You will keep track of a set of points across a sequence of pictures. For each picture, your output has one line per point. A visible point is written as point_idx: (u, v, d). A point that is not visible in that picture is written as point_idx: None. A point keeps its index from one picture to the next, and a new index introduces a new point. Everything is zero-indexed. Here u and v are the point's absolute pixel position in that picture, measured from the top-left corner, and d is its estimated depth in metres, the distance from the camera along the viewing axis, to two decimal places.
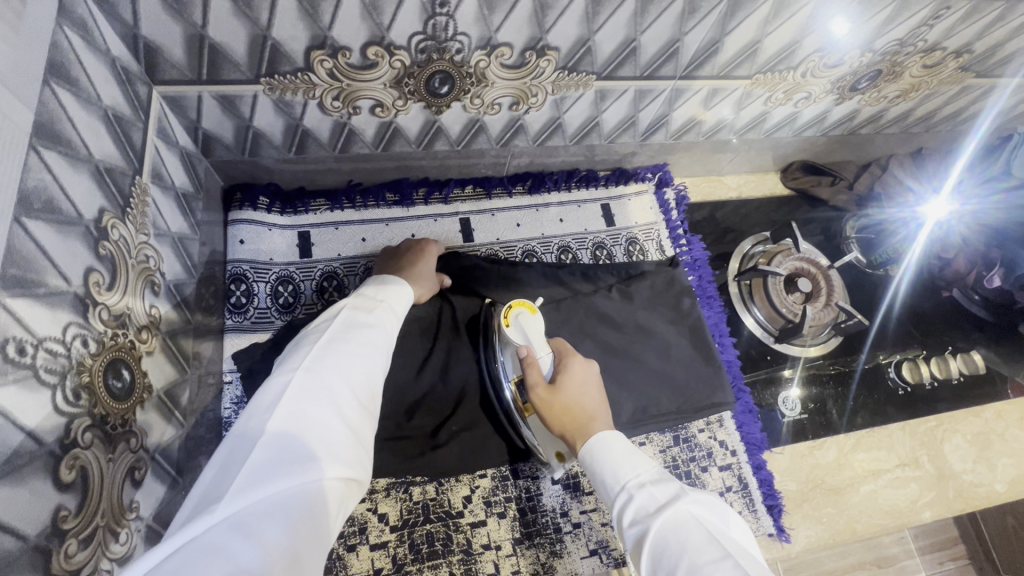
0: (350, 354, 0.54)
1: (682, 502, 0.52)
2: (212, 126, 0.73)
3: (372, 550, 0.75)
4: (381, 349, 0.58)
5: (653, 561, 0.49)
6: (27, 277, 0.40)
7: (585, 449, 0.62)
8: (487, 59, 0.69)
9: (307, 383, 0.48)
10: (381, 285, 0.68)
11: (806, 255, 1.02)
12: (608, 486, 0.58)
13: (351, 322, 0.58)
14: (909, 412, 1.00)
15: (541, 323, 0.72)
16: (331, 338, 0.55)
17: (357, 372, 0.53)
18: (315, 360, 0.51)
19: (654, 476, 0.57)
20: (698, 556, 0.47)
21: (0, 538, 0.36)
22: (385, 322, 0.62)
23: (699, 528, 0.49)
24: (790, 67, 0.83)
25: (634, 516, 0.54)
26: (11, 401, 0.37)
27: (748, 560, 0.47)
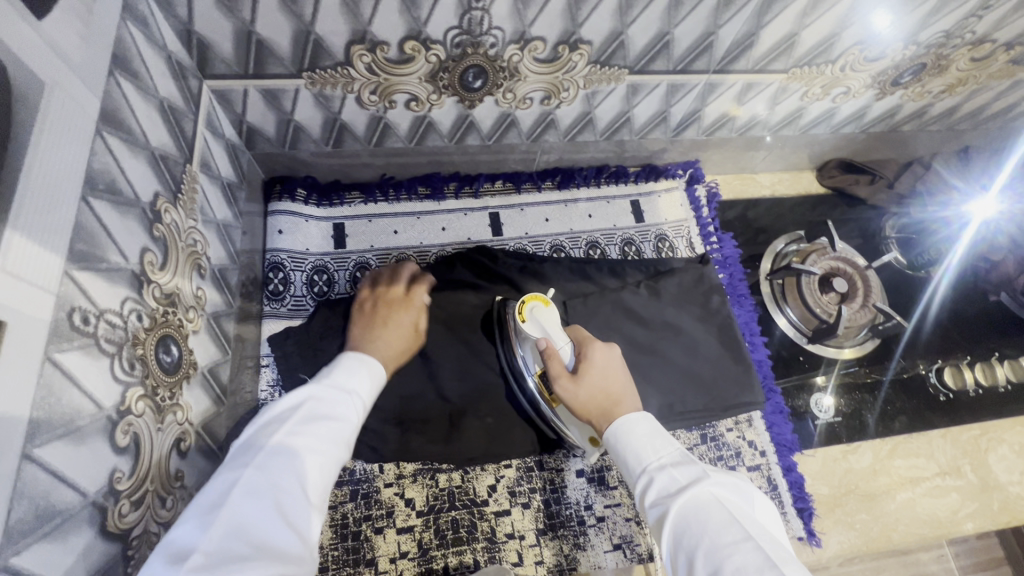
0: (307, 448, 0.49)
1: (704, 483, 0.52)
2: (256, 119, 0.77)
3: (398, 533, 0.76)
4: (344, 441, 0.54)
5: (674, 540, 0.50)
6: (91, 252, 0.43)
7: (610, 429, 0.61)
8: (520, 53, 0.70)
9: (255, 485, 0.45)
10: (353, 356, 0.62)
11: (841, 253, 1.00)
12: (631, 467, 0.58)
13: (317, 403, 0.53)
14: (951, 419, 0.96)
15: (555, 313, 0.71)
16: (288, 424, 0.50)
17: (313, 462, 0.49)
18: (266, 455, 0.47)
19: (676, 458, 0.57)
20: (720, 535, 0.47)
21: (64, 492, 0.38)
22: (355, 407, 0.57)
23: (721, 509, 0.49)
24: (828, 61, 0.81)
25: (655, 497, 0.54)
26: (75, 365, 0.40)
27: (769, 542, 0.47)
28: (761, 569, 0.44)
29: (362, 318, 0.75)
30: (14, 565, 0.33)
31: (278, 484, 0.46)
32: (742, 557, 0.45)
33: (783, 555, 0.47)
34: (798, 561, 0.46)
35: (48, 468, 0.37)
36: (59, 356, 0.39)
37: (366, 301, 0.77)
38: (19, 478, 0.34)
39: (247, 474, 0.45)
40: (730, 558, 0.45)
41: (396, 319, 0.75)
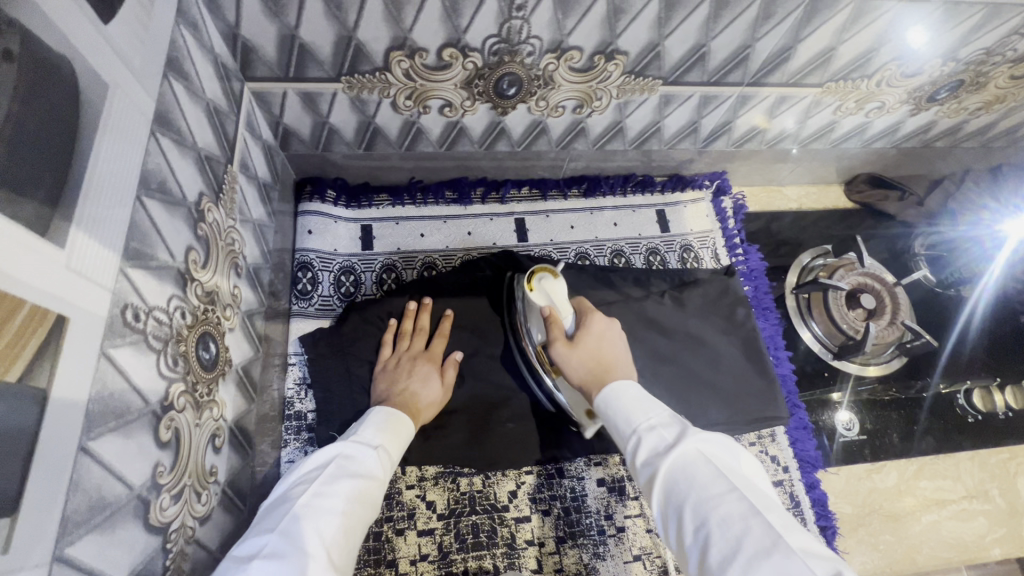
0: (333, 509, 0.51)
1: (690, 439, 0.52)
2: (292, 121, 0.78)
3: (419, 535, 0.77)
4: (369, 503, 0.55)
5: (664, 498, 0.51)
6: (143, 251, 0.44)
7: (600, 397, 0.62)
8: (556, 63, 0.71)
9: (281, 546, 0.45)
10: (380, 416, 0.65)
11: (869, 269, 0.99)
12: (620, 430, 0.58)
13: (344, 465, 0.56)
14: (979, 441, 0.95)
15: (562, 284, 0.72)
16: (315, 488, 0.52)
17: (337, 527, 0.50)
18: (293, 517, 0.49)
19: (664, 418, 0.57)
20: (704, 489, 0.48)
21: (113, 485, 0.39)
22: (381, 470, 0.59)
23: (707, 464, 0.50)
24: (864, 76, 0.81)
25: (645, 456, 0.54)
26: (127, 360, 0.41)
27: (755, 490, 0.48)
28: (746, 517, 0.45)
29: (388, 375, 0.75)
30: (67, 555, 0.34)
31: (303, 544, 0.46)
32: (727, 507, 0.46)
33: (768, 502, 0.48)
34: (779, 505, 0.48)
35: (101, 462, 0.38)
36: (113, 352, 0.40)
37: (389, 358, 0.77)
38: (75, 470, 0.35)
39: (274, 536, 0.47)
40: (715, 509, 0.46)
41: (422, 375, 0.74)
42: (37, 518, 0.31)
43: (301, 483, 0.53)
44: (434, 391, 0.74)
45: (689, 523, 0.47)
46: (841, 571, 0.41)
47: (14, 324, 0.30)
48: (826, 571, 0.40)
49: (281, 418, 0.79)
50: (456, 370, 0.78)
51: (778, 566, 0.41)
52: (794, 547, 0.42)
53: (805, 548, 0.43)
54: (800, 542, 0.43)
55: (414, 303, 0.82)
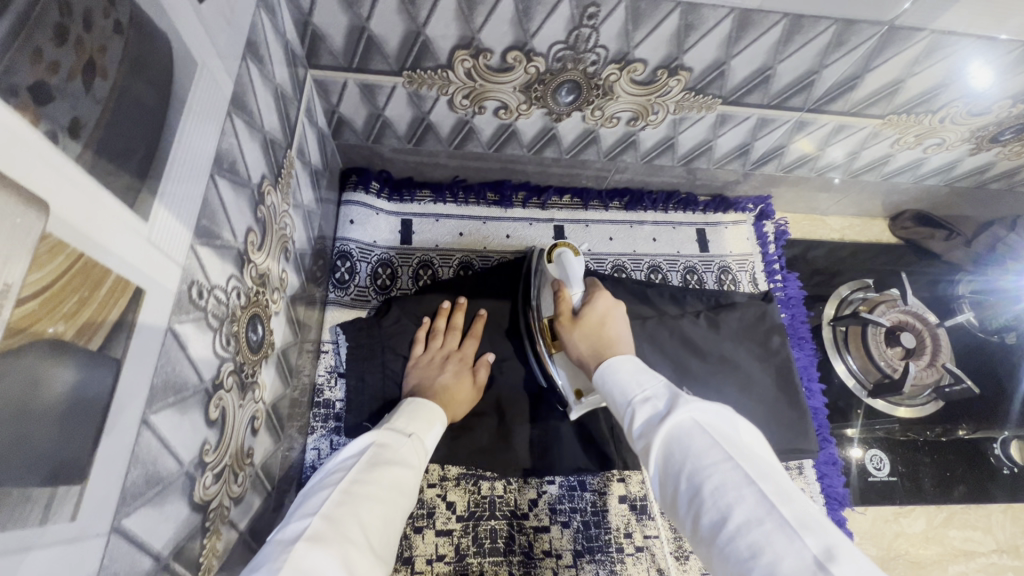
0: (372, 496, 0.51)
1: (683, 407, 0.49)
2: (347, 111, 0.78)
3: (437, 535, 0.76)
4: (404, 492, 0.55)
5: (659, 466, 0.49)
6: (211, 229, 0.44)
7: (599, 371, 0.60)
8: (619, 73, 0.70)
9: (323, 530, 0.45)
10: (411, 407, 0.65)
11: (912, 307, 0.97)
12: (617, 400, 0.56)
13: (380, 454, 0.56)
14: (1014, 495, 0.91)
15: (580, 259, 0.72)
16: (354, 476, 0.52)
17: (376, 516, 0.50)
18: (334, 503, 0.49)
19: (659, 387, 0.54)
20: (701, 459, 0.46)
21: (166, 460, 0.39)
22: (414, 458, 0.59)
23: (701, 431, 0.47)
24: (928, 111, 0.79)
25: (639, 425, 0.52)
26: (188, 337, 0.41)
27: (752, 456, 0.46)
28: (739, 486, 0.43)
29: (418, 369, 0.75)
30: (123, 526, 0.34)
31: (343, 529, 0.46)
32: (721, 476, 0.44)
33: (767, 467, 0.45)
34: (782, 476, 0.45)
35: (158, 436, 0.38)
36: (178, 327, 0.40)
37: (421, 355, 0.77)
38: (137, 442, 0.35)
39: (315, 519, 0.46)
40: (707, 478, 0.44)
41: (454, 372, 0.74)
42: (101, 487, 0.32)
43: (339, 471, 0.53)
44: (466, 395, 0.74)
45: (684, 492, 0.46)
46: (837, 543, 0.38)
47: (100, 293, 0.30)
48: (818, 545, 0.38)
49: (310, 404, 0.79)
50: (488, 371, 0.77)
51: (768, 537, 0.39)
52: (789, 516, 0.40)
53: (800, 517, 0.40)
54: (795, 510, 0.41)
55: (449, 302, 0.82)
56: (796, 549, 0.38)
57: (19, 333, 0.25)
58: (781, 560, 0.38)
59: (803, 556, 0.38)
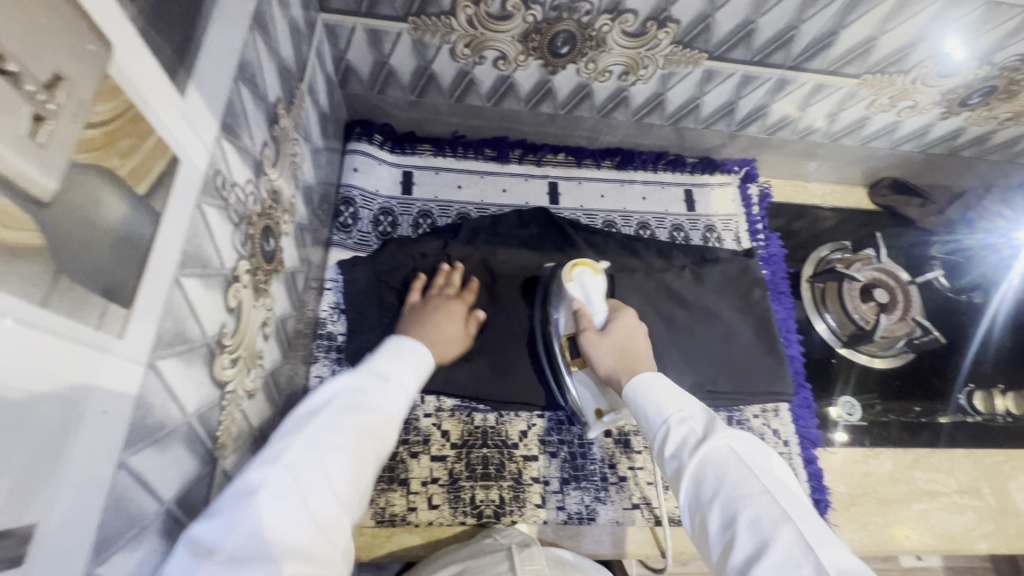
0: (337, 443, 0.50)
1: (722, 436, 0.52)
2: (354, 58, 0.83)
3: (432, 460, 0.81)
4: (378, 439, 0.54)
5: (691, 489, 0.51)
6: (234, 128, 0.48)
7: (629, 385, 0.63)
8: (611, 24, 0.75)
9: (284, 481, 0.45)
10: (390, 350, 0.65)
11: (885, 265, 1.02)
12: (650, 419, 0.59)
13: (349, 399, 0.54)
14: (977, 441, 0.97)
15: (600, 280, 0.74)
16: (320, 421, 0.51)
17: (345, 462, 0.49)
18: (297, 451, 0.47)
19: (695, 411, 0.57)
20: (736, 489, 0.48)
21: (193, 325, 0.43)
22: (391, 404, 0.58)
23: (738, 462, 0.50)
24: (901, 71, 0.84)
25: (675, 450, 0.54)
26: (213, 221, 0.45)
27: (789, 495, 0.48)
28: (777, 522, 0.45)
29: (411, 311, 0.77)
30: (158, 366, 0.38)
31: (305, 484, 0.46)
32: (757, 508, 0.46)
33: (802, 507, 0.47)
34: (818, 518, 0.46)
35: (187, 298, 0.42)
36: (206, 208, 0.44)
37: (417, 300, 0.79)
38: (170, 297, 0.39)
39: (277, 470, 0.45)
40: (744, 509, 0.46)
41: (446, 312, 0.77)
42: (142, 321, 0.36)
43: (308, 413, 0.52)
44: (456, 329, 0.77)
45: (717, 519, 0.48)
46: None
47: (146, 146, 0.35)
48: None
49: (313, 336, 0.84)
50: (477, 326, 0.80)
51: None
52: (821, 559, 0.42)
53: (833, 562, 0.42)
54: (830, 554, 0.42)
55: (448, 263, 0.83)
56: None
57: (90, 152, 0.29)
58: None
59: None
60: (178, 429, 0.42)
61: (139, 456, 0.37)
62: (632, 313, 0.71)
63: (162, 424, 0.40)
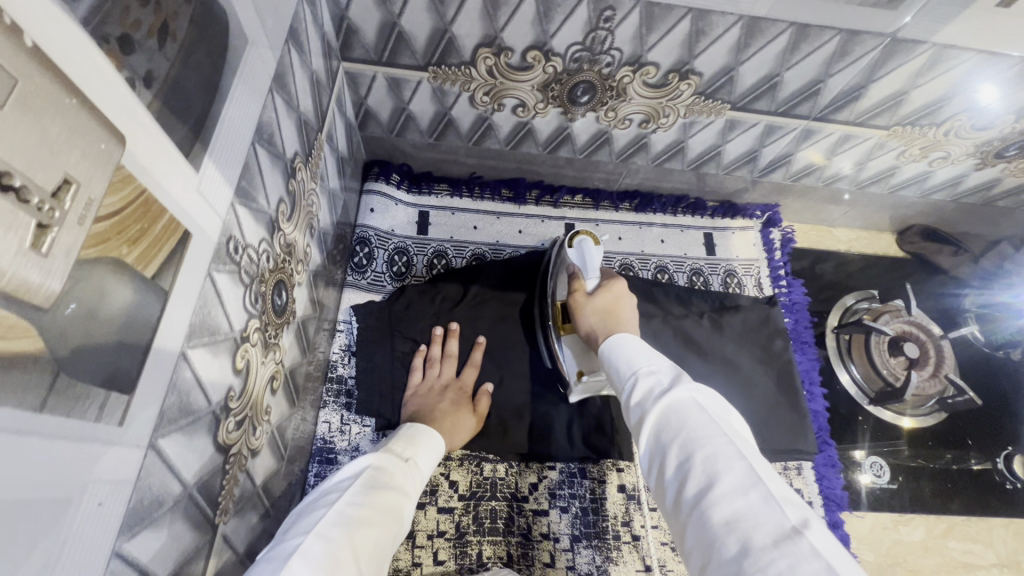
0: (366, 520, 0.51)
1: (686, 385, 0.50)
2: (374, 103, 0.83)
3: (439, 512, 0.78)
4: (398, 519, 0.55)
5: (651, 435, 0.49)
6: (249, 191, 0.48)
7: (606, 343, 0.61)
8: (632, 76, 0.74)
9: (316, 548, 0.46)
10: (408, 431, 0.66)
11: (915, 318, 0.99)
12: (621, 373, 0.56)
13: (377, 477, 0.57)
14: (1017, 510, 0.91)
15: (598, 250, 0.76)
16: (348, 498, 0.53)
17: (367, 545, 0.50)
18: (330, 522, 0.49)
19: (665, 365, 0.55)
20: (695, 430, 0.46)
21: (198, 395, 0.42)
22: (408, 484, 0.60)
23: (698, 406, 0.48)
24: (933, 123, 0.82)
25: (639, 398, 0.52)
26: (223, 288, 0.45)
27: (744, 438, 0.46)
28: (729, 457, 0.43)
29: (419, 398, 0.77)
30: (158, 445, 0.37)
31: (330, 550, 0.46)
32: (713, 447, 0.44)
33: (754, 448, 0.46)
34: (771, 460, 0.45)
35: (192, 370, 0.41)
36: (216, 274, 0.43)
37: (420, 383, 0.79)
38: (175, 372, 0.39)
39: (308, 538, 0.47)
40: (700, 446, 0.44)
41: (455, 403, 0.76)
42: (144, 403, 0.35)
43: (338, 488, 0.54)
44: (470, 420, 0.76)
45: (672, 462, 0.46)
46: (815, 523, 0.39)
47: (157, 226, 0.34)
48: (797, 520, 0.38)
49: (323, 379, 0.82)
50: (490, 399, 0.79)
51: (750, 506, 0.40)
52: (774, 493, 0.40)
53: (784, 495, 0.40)
54: (779, 488, 0.41)
55: (441, 327, 0.83)
56: (775, 521, 0.38)
57: (96, 247, 0.29)
58: (759, 533, 0.38)
59: (780, 529, 0.38)
60: (177, 505, 0.41)
61: (135, 541, 0.36)
62: (621, 281, 0.71)
63: (159, 503, 0.38)
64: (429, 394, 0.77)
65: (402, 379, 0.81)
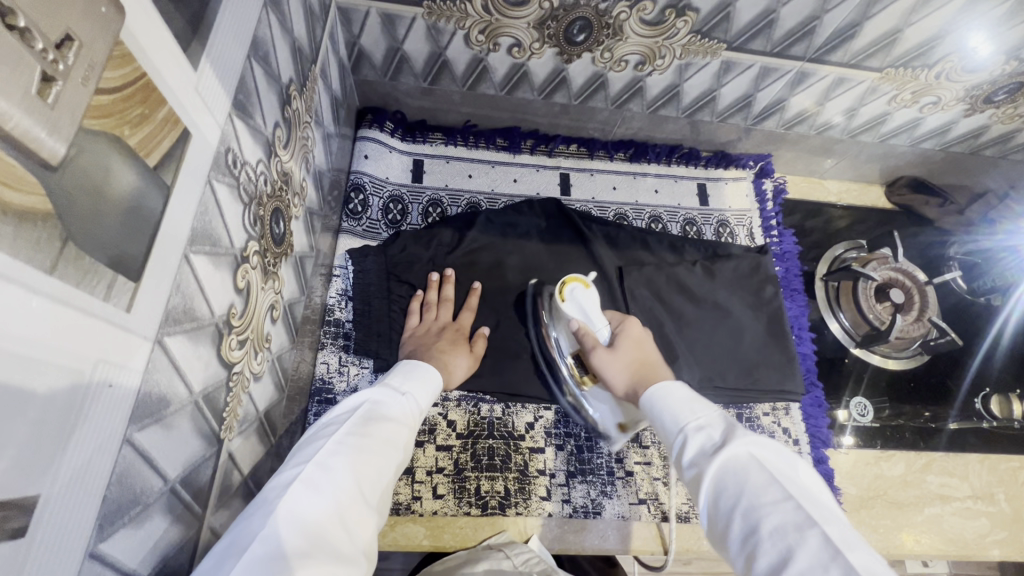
0: (366, 447, 0.52)
1: (741, 440, 0.48)
2: (368, 43, 0.82)
3: (437, 449, 0.80)
4: (399, 447, 0.56)
5: (710, 501, 0.48)
6: (246, 106, 0.48)
7: (648, 395, 0.59)
8: (628, 12, 0.74)
9: (316, 478, 0.47)
10: (405, 368, 0.66)
11: (902, 264, 1.00)
12: (667, 426, 0.55)
13: (374, 410, 0.57)
14: (992, 446, 0.95)
15: (595, 294, 0.73)
16: (347, 427, 0.53)
17: (369, 471, 0.51)
18: (329, 452, 0.50)
19: (713, 417, 0.53)
20: (758, 496, 0.45)
21: (202, 303, 0.43)
22: (408, 418, 0.60)
23: (759, 467, 0.47)
24: (925, 65, 0.82)
25: (693, 457, 0.50)
26: (223, 200, 0.45)
27: (812, 497, 0.45)
28: (798, 527, 0.42)
29: (416, 339, 0.77)
30: (164, 342, 0.38)
31: (330, 484, 0.47)
32: (780, 517, 0.43)
33: (829, 511, 0.44)
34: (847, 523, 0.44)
35: (195, 276, 0.41)
36: (216, 184, 0.43)
37: (417, 326, 0.79)
38: (179, 273, 0.39)
39: (307, 469, 0.48)
40: (767, 518, 0.43)
41: (452, 341, 0.76)
42: (150, 295, 0.35)
43: (336, 420, 0.55)
44: (466, 359, 0.76)
45: (739, 530, 0.45)
46: None
47: (157, 117, 0.34)
48: None
49: (321, 322, 0.83)
50: (485, 343, 0.80)
51: None
52: (855, 565, 0.39)
53: (868, 567, 0.39)
54: (861, 560, 0.40)
55: (437, 274, 0.83)
56: None
57: (101, 119, 0.29)
58: None
59: None
60: (184, 408, 0.41)
61: (145, 432, 0.36)
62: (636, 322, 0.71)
63: (168, 402, 0.39)
64: (426, 335, 0.77)
65: (399, 322, 0.82)
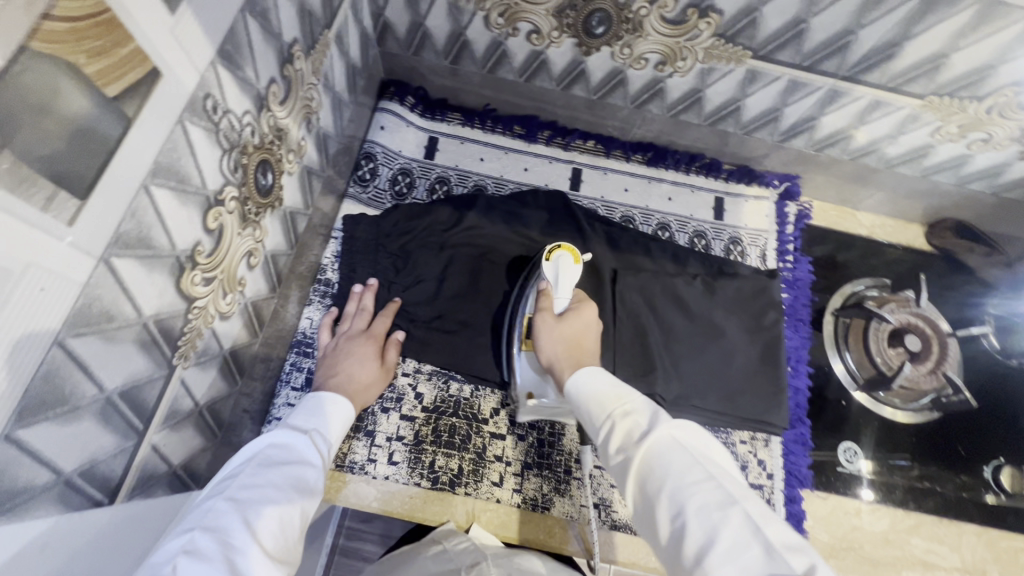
0: (285, 470, 0.50)
1: (665, 423, 0.49)
2: (392, 16, 0.84)
3: (401, 418, 0.82)
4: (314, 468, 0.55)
5: (636, 488, 0.47)
6: (235, 58, 0.50)
7: (571, 381, 0.59)
8: (649, 7, 0.72)
9: (232, 502, 0.45)
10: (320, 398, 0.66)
11: (923, 311, 0.94)
12: (593, 417, 0.54)
13: (284, 438, 0.55)
14: (997, 521, 0.87)
15: (576, 270, 0.70)
16: (256, 457, 0.51)
17: (290, 488, 0.49)
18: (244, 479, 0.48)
19: (637, 404, 0.53)
20: (682, 478, 0.44)
21: (161, 234, 0.46)
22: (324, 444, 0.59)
23: (681, 449, 0.47)
24: (973, 97, 0.76)
25: (622, 443, 0.50)
26: (197, 142, 0.48)
27: (730, 478, 0.45)
28: (722, 504, 0.42)
29: (327, 355, 0.77)
30: (111, 262, 0.41)
31: (235, 530, 0.42)
32: (703, 495, 0.42)
33: (745, 489, 0.45)
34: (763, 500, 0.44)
35: (155, 208, 0.44)
36: (189, 127, 0.46)
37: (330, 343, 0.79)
38: (135, 202, 0.42)
39: (197, 532, 0.41)
40: (692, 495, 0.43)
41: (361, 351, 0.77)
42: (99, 216, 0.38)
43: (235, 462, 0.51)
44: (374, 362, 0.77)
45: (665, 514, 0.44)
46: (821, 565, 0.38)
47: (122, 53, 0.37)
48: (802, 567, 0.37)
49: (312, 280, 0.86)
50: (396, 351, 0.80)
51: (753, 560, 0.38)
52: (773, 539, 0.39)
53: (784, 541, 0.40)
54: (778, 533, 0.40)
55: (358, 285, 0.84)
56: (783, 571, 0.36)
57: (53, 45, 0.32)
58: None
59: None
60: (131, 327, 0.45)
61: (81, 341, 0.40)
62: (597, 306, 0.68)
63: (112, 317, 0.42)
64: (338, 349, 0.77)
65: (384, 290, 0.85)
